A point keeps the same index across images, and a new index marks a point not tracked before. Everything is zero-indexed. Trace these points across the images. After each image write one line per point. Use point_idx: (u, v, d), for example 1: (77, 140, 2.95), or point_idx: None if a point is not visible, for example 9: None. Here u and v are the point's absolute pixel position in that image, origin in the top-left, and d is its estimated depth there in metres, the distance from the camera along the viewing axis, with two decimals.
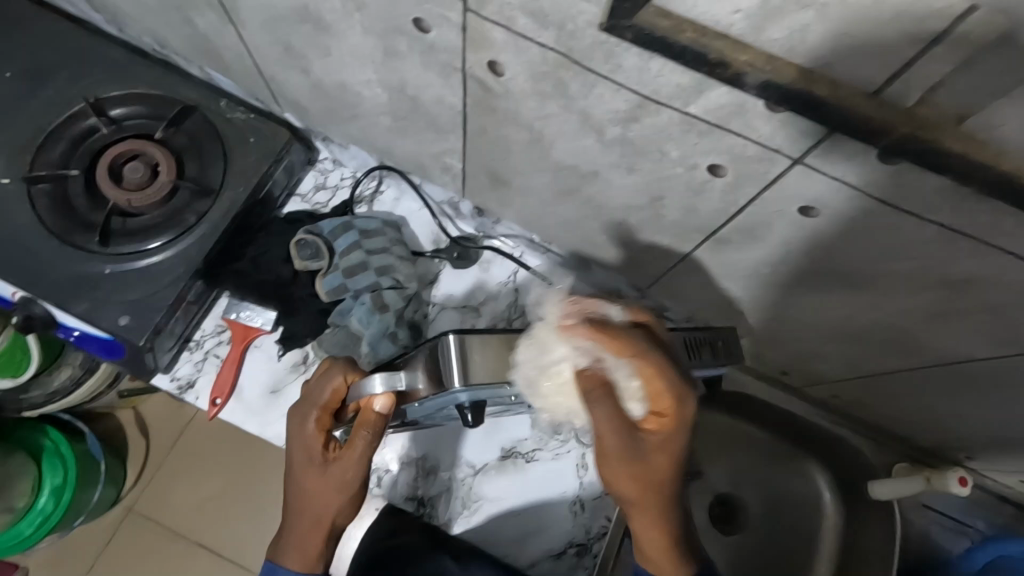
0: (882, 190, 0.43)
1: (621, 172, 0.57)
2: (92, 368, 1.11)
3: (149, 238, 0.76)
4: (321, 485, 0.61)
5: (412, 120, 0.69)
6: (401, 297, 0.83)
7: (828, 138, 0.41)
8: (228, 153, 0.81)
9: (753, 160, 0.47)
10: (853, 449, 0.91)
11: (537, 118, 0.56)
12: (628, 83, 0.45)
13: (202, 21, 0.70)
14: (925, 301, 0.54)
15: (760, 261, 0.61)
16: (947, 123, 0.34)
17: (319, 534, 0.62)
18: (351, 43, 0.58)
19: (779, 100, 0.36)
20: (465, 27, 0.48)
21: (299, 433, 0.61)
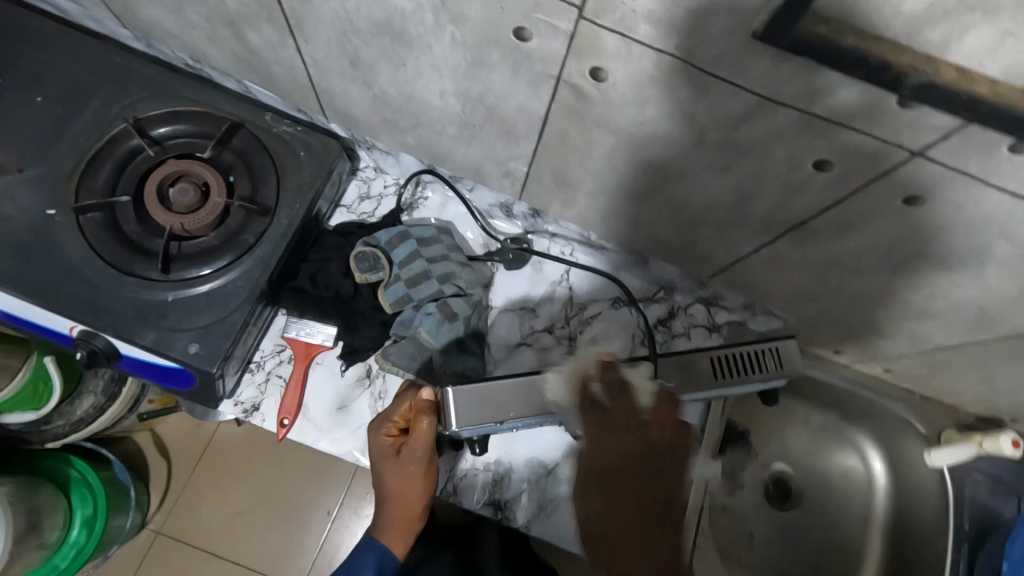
0: (1003, 180, 0.44)
1: (712, 172, 0.58)
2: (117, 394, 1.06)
3: (209, 261, 0.74)
4: (399, 476, 0.69)
5: (483, 127, 0.68)
6: (468, 304, 0.83)
7: (958, 132, 0.42)
8: (278, 168, 0.79)
9: (867, 155, 0.48)
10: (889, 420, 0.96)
11: (632, 122, 0.56)
12: (748, 86, 0.45)
13: (255, 35, 0.68)
14: (1018, 281, 0.56)
15: (846, 250, 0.62)
16: None
17: (405, 513, 0.71)
18: (435, 53, 0.57)
19: (933, 101, 0.37)
20: (573, 36, 0.48)
21: (376, 436, 0.70)
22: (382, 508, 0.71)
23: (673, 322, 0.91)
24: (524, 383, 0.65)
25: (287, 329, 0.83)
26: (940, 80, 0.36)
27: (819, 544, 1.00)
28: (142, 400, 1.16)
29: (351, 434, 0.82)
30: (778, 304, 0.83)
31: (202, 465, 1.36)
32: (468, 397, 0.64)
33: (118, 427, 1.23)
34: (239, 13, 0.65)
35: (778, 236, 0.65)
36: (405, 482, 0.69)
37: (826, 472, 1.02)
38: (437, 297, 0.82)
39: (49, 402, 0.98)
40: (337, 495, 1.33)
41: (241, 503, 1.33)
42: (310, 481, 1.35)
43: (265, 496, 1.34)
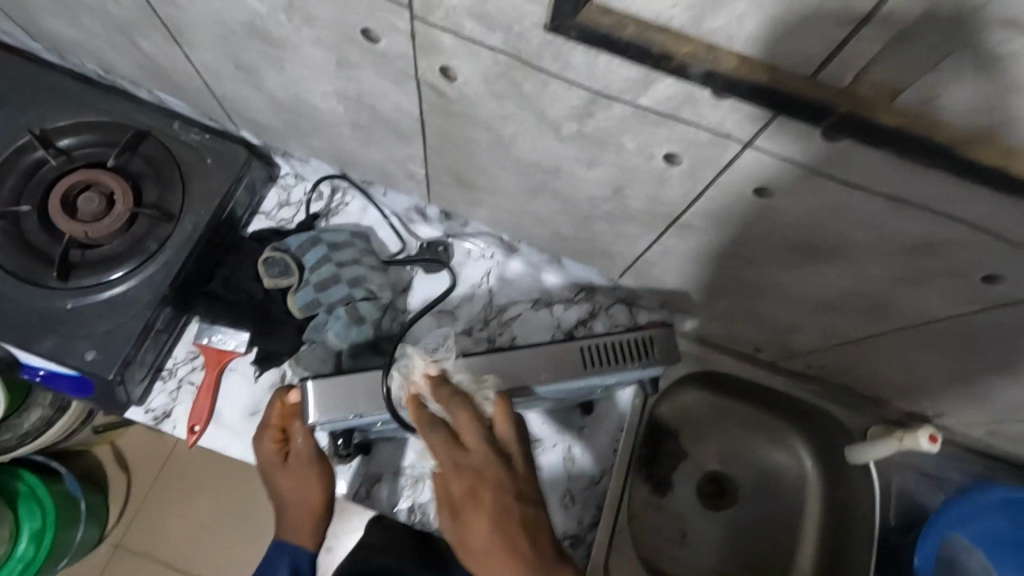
0: (830, 167, 0.45)
1: (583, 167, 0.58)
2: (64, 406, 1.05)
3: (111, 268, 0.75)
4: (293, 477, 0.70)
5: (372, 128, 0.68)
6: (377, 307, 0.83)
7: (775, 122, 0.42)
8: (186, 176, 0.80)
9: (707, 146, 0.48)
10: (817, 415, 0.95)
11: (496, 119, 0.56)
12: (578, 80, 0.45)
13: (148, 44, 0.69)
14: (887, 269, 0.56)
15: (725, 243, 0.62)
16: (885, 100, 0.36)
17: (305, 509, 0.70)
18: (303, 56, 0.58)
19: (723, 89, 0.37)
20: (414, 34, 0.49)
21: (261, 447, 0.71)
22: (284, 512, 0.71)
23: (594, 322, 0.91)
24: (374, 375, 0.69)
25: (200, 335, 0.83)
26: (723, 67, 0.36)
27: (761, 545, 0.98)
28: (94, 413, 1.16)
29: None
30: (691, 300, 0.83)
31: (160, 478, 1.35)
32: (331, 391, 0.69)
33: (69, 439, 1.22)
34: (128, 25, 0.66)
35: (663, 231, 0.65)
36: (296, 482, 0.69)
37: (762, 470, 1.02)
38: (347, 300, 0.82)
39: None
40: None
41: (198, 514, 1.33)
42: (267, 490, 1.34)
43: (222, 507, 1.34)
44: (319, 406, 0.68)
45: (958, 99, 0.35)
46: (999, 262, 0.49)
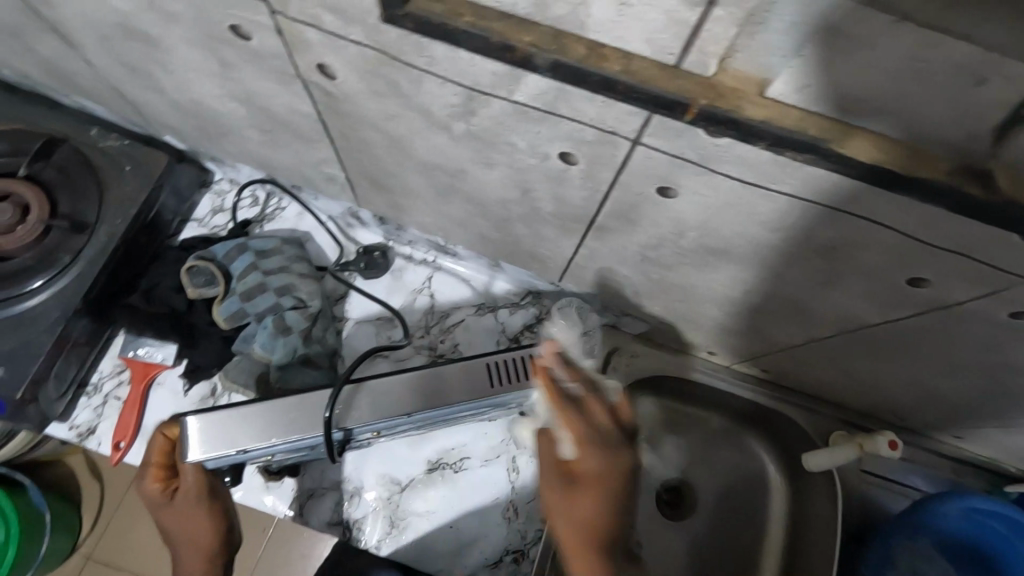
0: (722, 165, 0.41)
1: (484, 168, 0.55)
2: None
3: (22, 281, 0.72)
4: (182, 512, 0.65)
5: (279, 131, 0.65)
6: (305, 316, 0.79)
7: (653, 118, 0.38)
8: (103, 186, 0.78)
9: (596, 144, 0.44)
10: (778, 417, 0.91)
11: (387, 119, 0.53)
12: (447, 76, 0.42)
13: (44, 46, 0.66)
14: (810, 272, 0.52)
15: (645, 245, 0.59)
16: (750, 91, 0.32)
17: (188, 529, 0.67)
18: (185, 56, 0.55)
19: (573, 81, 0.33)
20: (279, 30, 0.45)
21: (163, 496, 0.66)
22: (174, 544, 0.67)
23: (541, 326, 0.87)
24: (273, 405, 0.63)
25: (126, 349, 0.80)
26: (567, 58, 0.32)
27: (724, 557, 0.94)
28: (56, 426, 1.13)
29: None
30: (633, 305, 0.80)
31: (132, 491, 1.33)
32: (213, 428, 0.61)
33: (36, 452, 1.19)
34: (18, 27, 0.63)
35: (583, 234, 0.62)
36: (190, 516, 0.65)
37: (726, 479, 0.97)
38: (274, 310, 0.79)
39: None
40: None
41: None
42: None
43: None
44: (201, 445, 0.61)
45: (829, 91, 0.31)
46: (916, 266, 0.45)
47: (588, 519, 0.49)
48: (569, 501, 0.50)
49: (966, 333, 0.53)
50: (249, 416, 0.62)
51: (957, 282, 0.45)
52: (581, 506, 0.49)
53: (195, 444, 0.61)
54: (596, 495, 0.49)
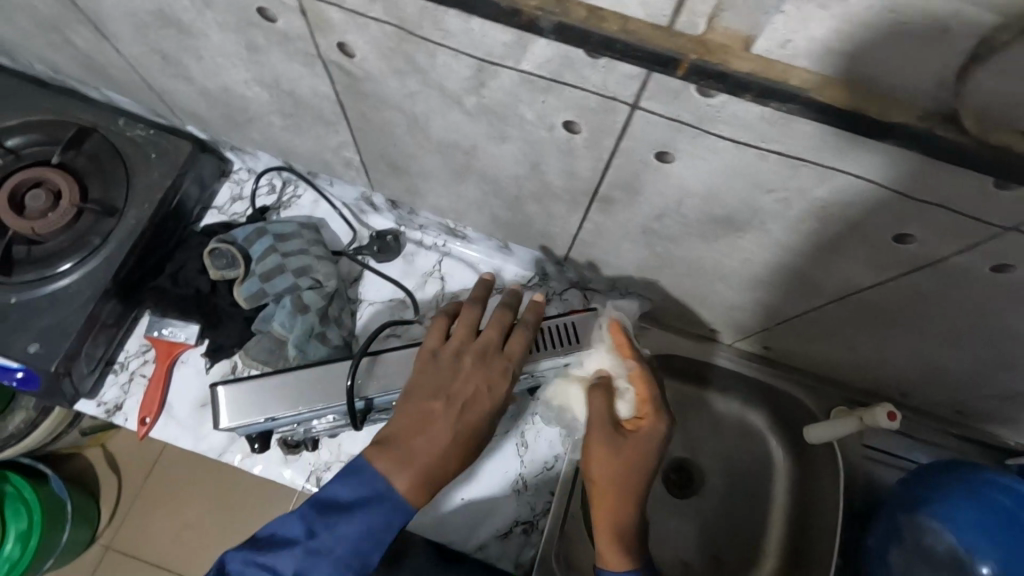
0: (716, 126, 0.44)
1: (494, 142, 0.58)
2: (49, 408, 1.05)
3: (55, 263, 0.76)
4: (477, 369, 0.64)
5: (299, 115, 0.69)
6: (322, 296, 0.83)
7: (650, 80, 0.42)
8: (131, 173, 0.82)
9: (598, 111, 0.47)
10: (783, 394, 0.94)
11: (403, 97, 0.56)
12: (461, 48, 0.45)
13: (79, 39, 0.70)
14: (804, 236, 0.55)
15: (647, 216, 0.62)
16: (739, 47, 0.35)
17: (475, 447, 0.64)
18: (214, 42, 0.59)
19: (576, 43, 0.37)
20: (305, 11, 0.49)
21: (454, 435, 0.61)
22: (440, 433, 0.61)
23: (548, 306, 0.90)
24: (295, 374, 0.67)
25: (151, 329, 0.84)
26: (570, 19, 0.36)
27: (730, 534, 0.96)
28: (80, 415, 1.17)
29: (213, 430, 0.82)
30: (638, 284, 0.83)
31: (150, 482, 1.37)
32: (241, 396, 0.66)
33: (58, 442, 1.23)
34: (57, 20, 0.67)
35: (588, 208, 0.65)
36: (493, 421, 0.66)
37: (729, 457, 1.00)
38: (293, 290, 0.82)
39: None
40: (280, 505, 1.33)
41: (186, 515, 1.35)
42: (252, 492, 1.36)
43: (210, 508, 1.35)
44: (232, 413, 0.66)
45: (808, 44, 0.34)
46: (903, 221, 0.48)
47: (631, 472, 0.62)
48: (622, 452, 0.62)
49: (952, 293, 0.55)
50: (274, 386, 0.67)
51: (942, 236, 0.48)
52: (630, 458, 0.62)
53: (226, 411, 0.66)
54: (644, 453, 0.62)
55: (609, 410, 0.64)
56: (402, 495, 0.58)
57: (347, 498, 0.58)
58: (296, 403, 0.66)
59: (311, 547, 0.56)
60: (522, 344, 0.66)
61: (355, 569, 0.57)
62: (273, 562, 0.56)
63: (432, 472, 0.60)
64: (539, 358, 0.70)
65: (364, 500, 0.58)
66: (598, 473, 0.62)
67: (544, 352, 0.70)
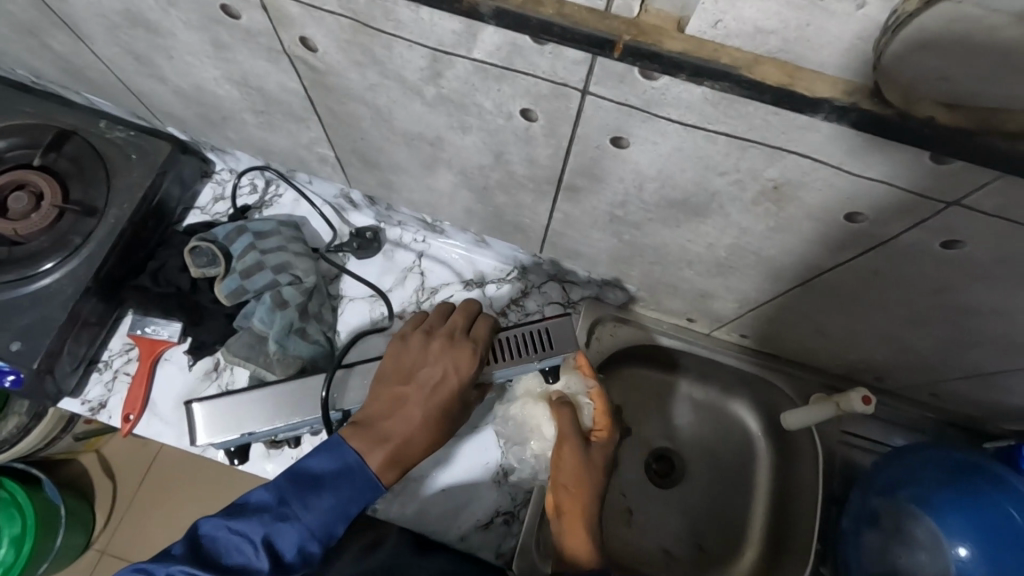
0: (663, 109, 0.45)
1: (458, 133, 0.60)
2: (39, 413, 1.06)
3: (36, 262, 0.77)
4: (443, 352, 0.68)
5: (271, 112, 0.71)
6: (301, 292, 0.84)
7: (595, 64, 0.43)
8: (112, 174, 0.83)
9: (551, 97, 0.48)
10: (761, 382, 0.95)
11: (367, 90, 0.57)
12: (415, 38, 0.47)
13: (55, 42, 0.72)
14: (761, 218, 0.56)
15: (611, 203, 0.63)
16: (671, 28, 0.37)
17: (447, 424, 0.68)
18: (183, 40, 0.60)
19: (515, 27, 0.38)
20: (265, 7, 0.50)
21: (427, 415, 0.65)
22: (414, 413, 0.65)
23: (527, 299, 0.92)
24: (274, 390, 0.70)
25: (134, 327, 0.85)
26: (507, 3, 0.37)
27: (713, 523, 0.96)
28: (74, 420, 1.18)
29: None
30: (612, 274, 0.84)
31: (144, 486, 1.39)
32: (219, 412, 0.68)
33: (52, 449, 1.24)
34: (32, 23, 0.69)
35: (555, 197, 0.66)
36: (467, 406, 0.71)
37: (711, 447, 1.00)
38: (272, 286, 0.83)
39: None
40: None
41: (179, 517, 1.36)
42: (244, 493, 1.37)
43: (203, 510, 1.36)
44: (209, 429, 0.68)
45: (737, 22, 0.35)
46: (850, 200, 0.49)
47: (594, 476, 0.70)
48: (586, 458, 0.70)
49: (908, 271, 0.56)
50: (252, 402, 0.69)
51: (889, 214, 0.49)
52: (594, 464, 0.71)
53: (204, 428, 0.68)
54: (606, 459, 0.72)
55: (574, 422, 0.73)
56: (375, 473, 0.62)
57: (318, 471, 0.60)
58: (275, 418, 0.68)
59: (283, 514, 0.57)
60: (484, 328, 0.71)
61: (320, 541, 0.58)
62: (245, 528, 0.56)
63: (401, 452, 0.63)
64: (505, 364, 0.70)
65: (336, 474, 0.60)
66: (563, 475, 0.69)
67: (511, 358, 0.70)
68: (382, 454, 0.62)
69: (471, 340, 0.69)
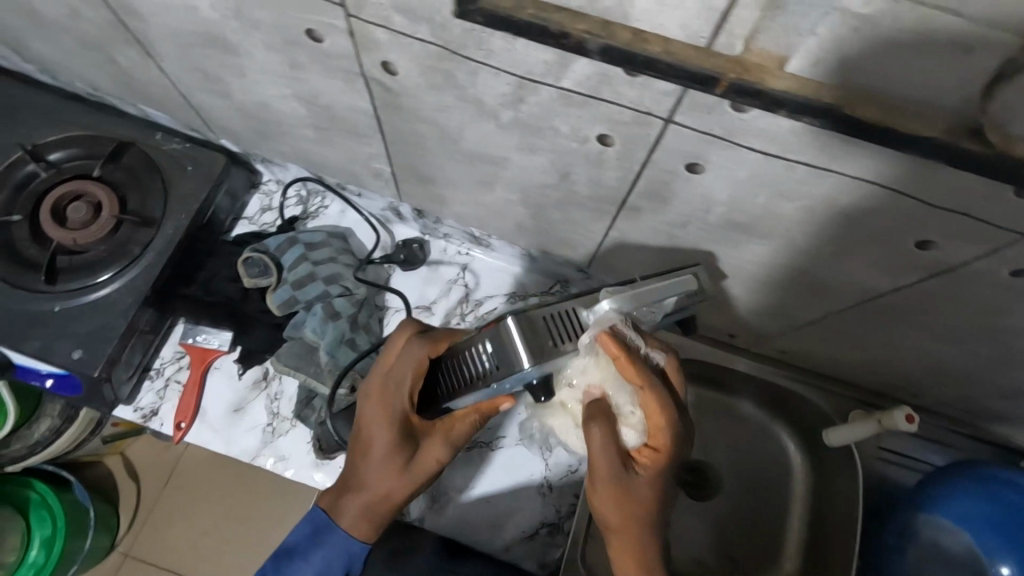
0: (746, 139, 0.46)
1: (526, 154, 0.61)
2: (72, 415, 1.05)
3: (96, 272, 0.79)
4: (378, 402, 0.62)
5: (333, 129, 0.72)
6: (351, 303, 0.87)
7: (685, 96, 0.44)
8: (168, 185, 0.84)
9: (632, 124, 0.50)
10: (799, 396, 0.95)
11: (440, 112, 0.59)
12: (503, 66, 0.48)
13: (121, 57, 0.73)
14: (825, 242, 0.58)
15: (671, 223, 0.64)
16: (773, 66, 0.38)
17: (418, 472, 0.62)
18: (258, 60, 0.61)
19: (621, 63, 0.39)
20: (352, 32, 0.51)
21: (382, 466, 0.61)
22: (365, 469, 0.62)
23: None
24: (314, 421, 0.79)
25: (185, 336, 0.86)
26: (616, 41, 0.39)
27: (748, 535, 0.97)
28: (103, 422, 1.16)
29: (246, 433, 0.85)
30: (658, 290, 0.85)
31: (168, 488, 1.39)
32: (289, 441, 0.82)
33: (81, 450, 1.24)
34: (103, 39, 0.70)
35: (614, 216, 0.67)
36: (436, 441, 0.62)
37: (747, 462, 1.01)
38: (324, 297, 0.85)
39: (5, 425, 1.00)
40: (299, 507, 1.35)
41: (206, 520, 1.37)
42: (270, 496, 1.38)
43: (229, 513, 1.37)
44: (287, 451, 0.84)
45: (838, 63, 0.36)
46: (922, 228, 0.50)
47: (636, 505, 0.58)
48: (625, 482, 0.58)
49: (968, 297, 0.58)
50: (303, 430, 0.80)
51: (961, 242, 0.50)
52: (635, 490, 0.58)
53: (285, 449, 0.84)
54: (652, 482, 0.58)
55: (612, 438, 0.58)
56: (346, 529, 0.62)
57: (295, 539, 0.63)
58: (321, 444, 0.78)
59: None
60: (419, 358, 0.61)
61: None
62: None
63: (371, 505, 0.62)
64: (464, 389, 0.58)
65: (309, 538, 0.62)
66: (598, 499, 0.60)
67: (468, 379, 0.57)
68: (344, 510, 0.62)
69: (391, 374, 0.62)
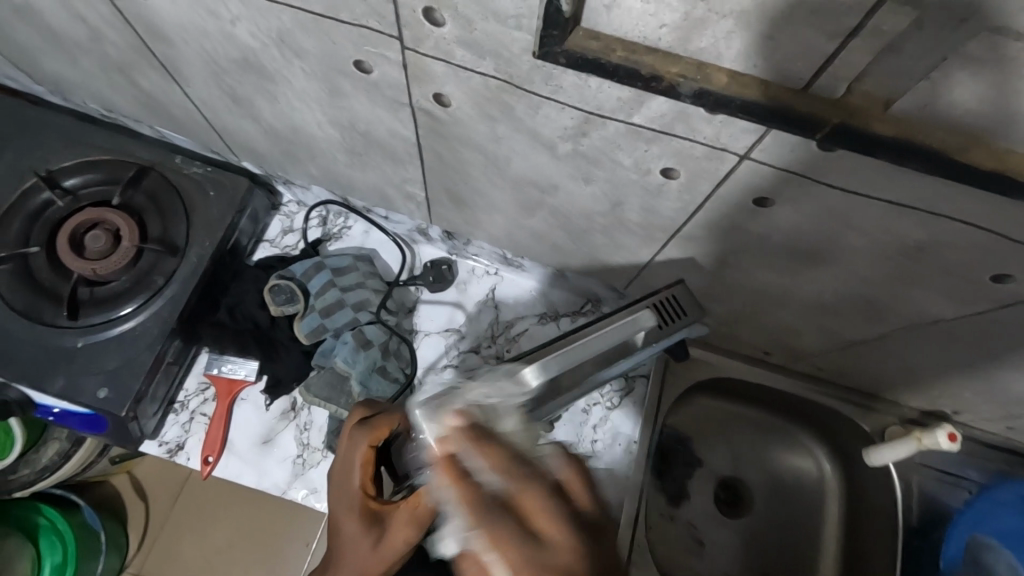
0: (828, 175, 0.44)
1: (579, 183, 0.58)
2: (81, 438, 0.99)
3: (121, 304, 0.76)
4: (338, 489, 0.57)
5: (368, 154, 0.69)
6: (382, 329, 0.84)
7: (770, 134, 0.42)
8: (190, 210, 0.81)
9: (703, 159, 0.47)
10: (835, 412, 0.94)
11: (491, 142, 0.56)
12: (571, 101, 0.46)
13: (145, 81, 0.70)
14: (890, 271, 0.56)
15: (726, 250, 0.62)
16: (879, 109, 0.36)
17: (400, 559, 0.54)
18: (296, 87, 0.59)
19: (715, 107, 0.37)
20: (406, 64, 0.49)
21: (358, 556, 0.53)
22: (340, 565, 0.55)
23: None
24: None
25: (210, 366, 0.84)
26: (711, 85, 0.37)
27: (785, 553, 0.96)
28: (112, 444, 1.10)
29: (276, 466, 0.82)
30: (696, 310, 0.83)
31: (178, 508, 1.35)
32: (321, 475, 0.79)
33: (88, 472, 1.18)
34: (126, 63, 0.67)
35: (665, 243, 0.65)
36: (402, 520, 0.52)
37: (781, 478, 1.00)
38: (353, 325, 0.83)
39: (11, 451, 0.96)
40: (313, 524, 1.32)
41: (217, 539, 1.33)
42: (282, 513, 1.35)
43: (240, 532, 1.33)
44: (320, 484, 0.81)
45: (947, 106, 0.35)
46: (1002, 262, 0.48)
47: None
48: None
49: None
50: None
51: None
52: None
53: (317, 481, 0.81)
54: None
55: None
56: None
57: None
58: None
59: None
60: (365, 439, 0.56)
61: None
62: None
63: None
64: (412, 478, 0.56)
65: None
66: None
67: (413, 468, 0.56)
68: None
69: (344, 460, 0.57)
